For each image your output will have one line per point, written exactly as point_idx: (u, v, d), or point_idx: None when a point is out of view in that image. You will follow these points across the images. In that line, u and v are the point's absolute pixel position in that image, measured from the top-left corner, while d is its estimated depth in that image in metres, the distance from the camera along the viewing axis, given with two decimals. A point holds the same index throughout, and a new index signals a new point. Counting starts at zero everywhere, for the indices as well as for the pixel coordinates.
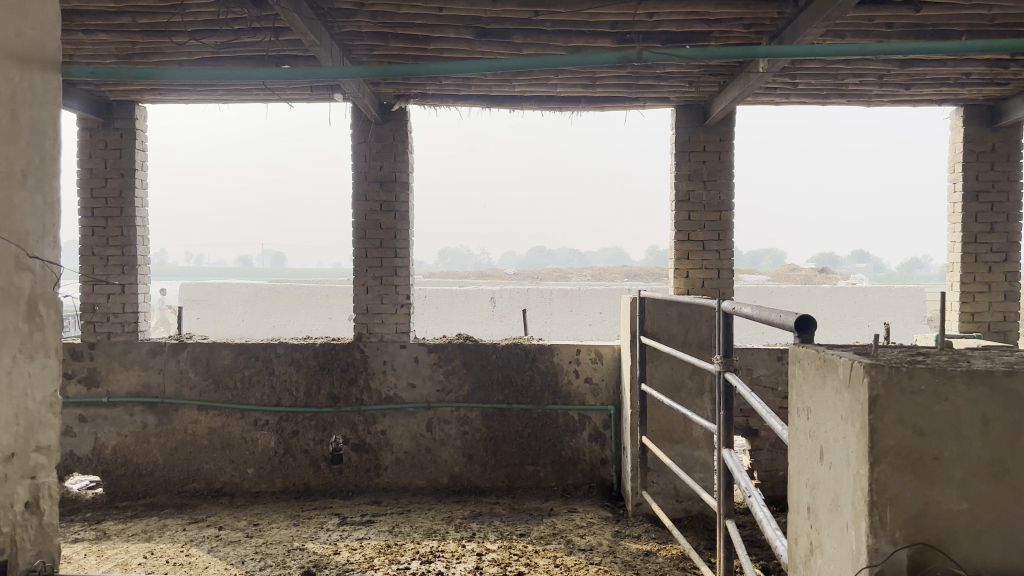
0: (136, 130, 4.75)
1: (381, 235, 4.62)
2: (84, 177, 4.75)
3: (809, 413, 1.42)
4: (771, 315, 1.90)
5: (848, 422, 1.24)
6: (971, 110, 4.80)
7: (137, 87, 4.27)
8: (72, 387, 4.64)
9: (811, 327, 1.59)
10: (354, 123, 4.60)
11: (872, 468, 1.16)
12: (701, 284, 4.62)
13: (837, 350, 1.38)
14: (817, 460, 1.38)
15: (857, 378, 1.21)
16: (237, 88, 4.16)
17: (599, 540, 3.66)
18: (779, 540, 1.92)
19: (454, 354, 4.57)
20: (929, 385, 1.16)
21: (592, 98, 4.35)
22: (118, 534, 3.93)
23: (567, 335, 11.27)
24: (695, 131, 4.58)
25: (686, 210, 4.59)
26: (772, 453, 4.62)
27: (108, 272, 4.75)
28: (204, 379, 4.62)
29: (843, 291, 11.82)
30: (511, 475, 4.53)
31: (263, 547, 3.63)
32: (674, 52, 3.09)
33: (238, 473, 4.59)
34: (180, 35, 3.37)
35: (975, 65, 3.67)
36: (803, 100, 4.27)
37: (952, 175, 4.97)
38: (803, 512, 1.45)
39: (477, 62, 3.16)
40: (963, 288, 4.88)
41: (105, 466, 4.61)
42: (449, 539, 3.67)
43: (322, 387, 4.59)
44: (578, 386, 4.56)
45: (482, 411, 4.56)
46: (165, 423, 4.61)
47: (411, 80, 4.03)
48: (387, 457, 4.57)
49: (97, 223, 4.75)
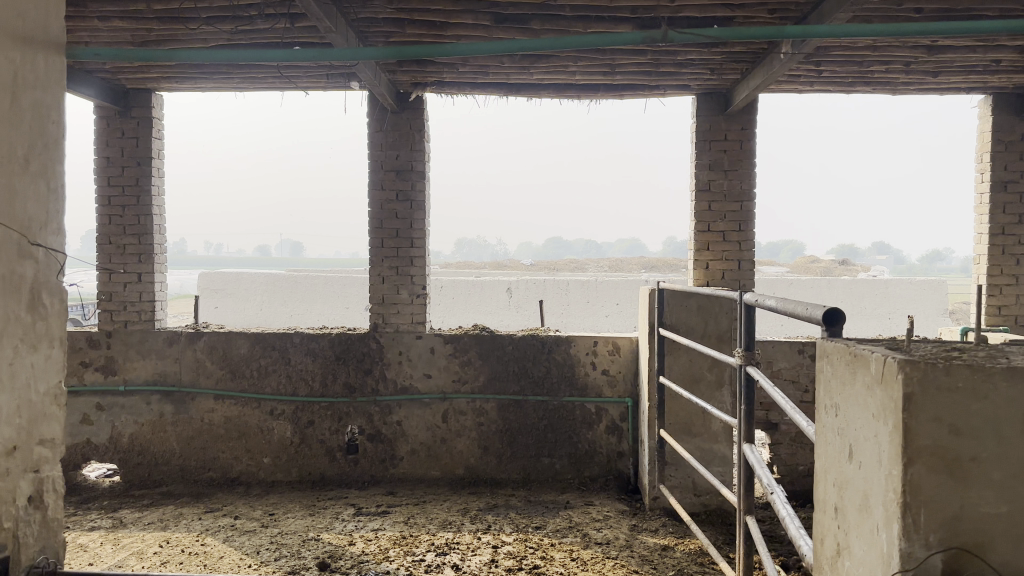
0: (153, 119, 4.75)
1: (397, 225, 4.58)
2: (101, 166, 4.75)
3: (837, 410, 1.37)
4: (796, 309, 1.83)
5: (880, 421, 1.19)
6: (1000, 98, 4.69)
7: (153, 75, 4.26)
8: (89, 375, 4.65)
9: (839, 321, 1.53)
10: (370, 111, 4.56)
11: (905, 469, 1.11)
12: (721, 275, 4.55)
13: (867, 345, 1.33)
14: (845, 459, 1.33)
15: (889, 375, 1.15)
16: (253, 76, 4.13)
17: (616, 534, 3.62)
18: (803, 540, 1.84)
19: (470, 345, 4.53)
20: (967, 382, 1.11)
21: (611, 86, 4.28)
22: (134, 523, 3.94)
23: (584, 327, 11.21)
24: (716, 121, 4.50)
25: (706, 200, 4.52)
26: (793, 448, 4.55)
27: (125, 261, 4.76)
28: (220, 368, 4.62)
29: (864, 283, 11.64)
30: (528, 467, 4.50)
31: (278, 537, 3.62)
32: (694, 34, 3.02)
33: (254, 462, 4.59)
34: (195, 22, 3.35)
35: (1005, 52, 3.58)
36: (827, 87, 4.18)
37: (980, 165, 4.86)
38: (830, 512, 1.40)
39: (494, 44, 3.10)
40: (990, 281, 4.77)
41: (122, 454, 4.63)
42: (464, 531, 3.64)
43: (338, 377, 4.58)
44: (595, 378, 4.51)
45: (498, 402, 4.52)
46: (182, 412, 4.62)
47: (428, 68, 3.98)
48: (402, 448, 4.55)
49: (114, 212, 4.75)
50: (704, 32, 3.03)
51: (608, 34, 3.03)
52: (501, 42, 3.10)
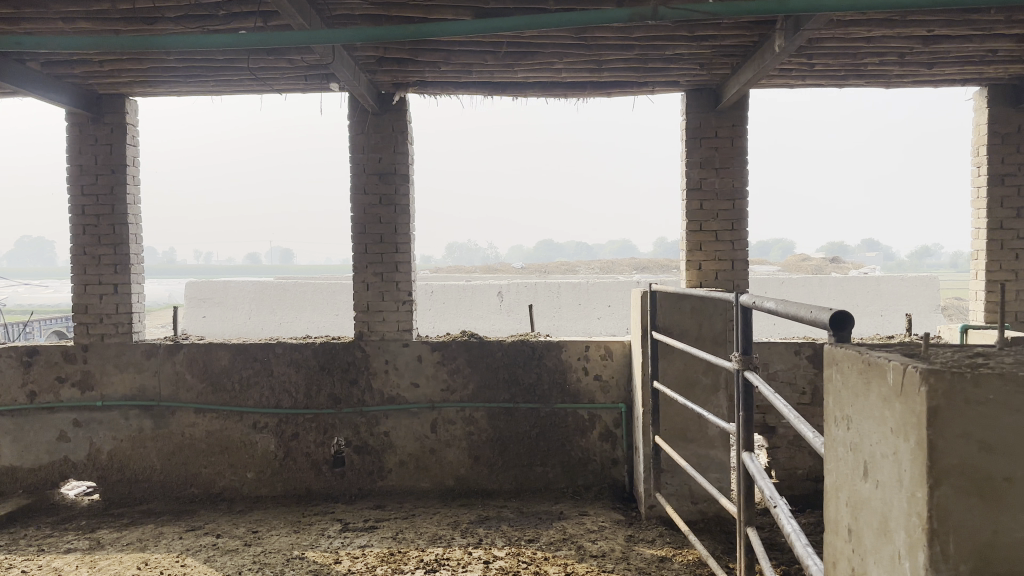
0: (127, 125, 4.61)
1: (381, 230, 4.45)
2: (74, 174, 4.60)
3: (849, 423, 1.26)
4: (797, 310, 1.70)
5: (899, 436, 1.07)
6: (995, 90, 4.60)
7: (125, 79, 4.13)
8: (65, 391, 4.51)
9: (847, 325, 1.42)
10: (351, 114, 4.44)
11: (932, 491, 1.00)
12: (714, 276, 4.44)
13: (881, 351, 1.21)
14: (860, 477, 1.21)
15: (910, 385, 1.04)
16: (229, 79, 4.01)
17: (612, 545, 3.50)
18: (811, 560, 1.71)
19: (458, 352, 4.41)
20: (999, 394, 0.99)
21: (598, 84, 4.17)
22: (112, 544, 3.79)
23: (576, 330, 11.07)
24: (706, 117, 4.40)
25: (698, 199, 4.42)
26: (791, 452, 4.45)
27: (100, 272, 4.61)
28: (201, 381, 4.48)
29: (856, 281, 11.54)
30: (519, 477, 4.39)
31: (261, 556, 3.48)
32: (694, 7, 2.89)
33: (238, 477, 4.46)
34: (164, 22, 3.25)
35: (1002, 40, 3.47)
36: (819, 81, 4.08)
37: (976, 158, 4.77)
38: (844, 534, 1.28)
39: (471, 28, 2.98)
40: (989, 276, 4.68)
41: (101, 471, 4.49)
42: (454, 546, 3.52)
43: (322, 388, 4.45)
44: (587, 383, 4.39)
45: (488, 410, 4.40)
46: (162, 427, 4.48)
47: (409, 67, 3.85)
48: (390, 459, 4.43)
49: (88, 222, 4.60)
50: (702, 7, 2.89)
51: (593, 12, 2.90)
52: (486, 22, 2.98)
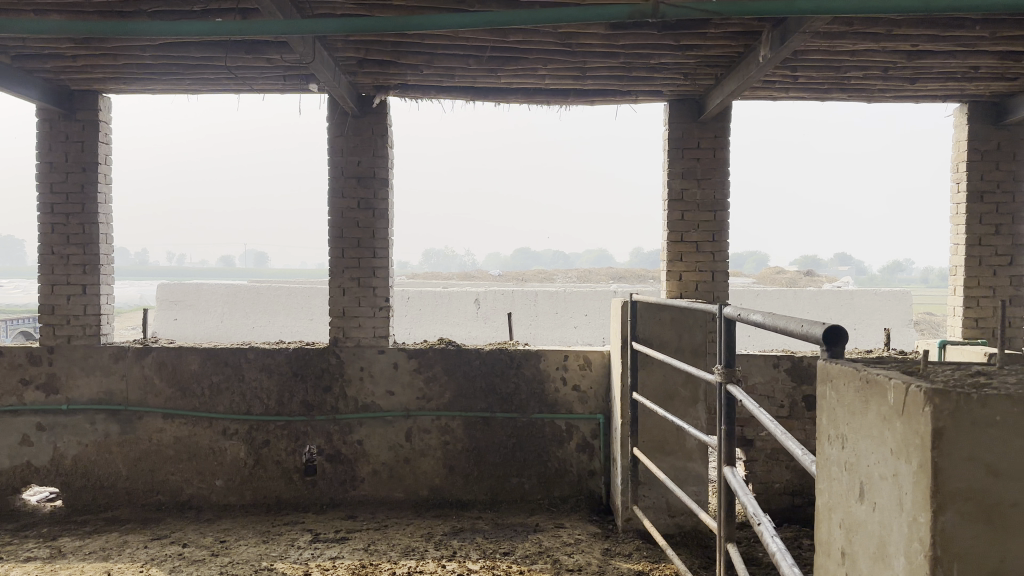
0: (100, 122, 4.49)
1: (359, 234, 4.38)
2: (43, 171, 4.47)
3: (844, 442, 1.21)
4: (787, 323, 1.66)
5: (900, 458, 1.03)
6: (976, 106, 4.63)
7: (99, 74, 4.03)
8: (29, 394, 4.37)
9: (841, 340, 1.37)
10: (330, 115, 4.37)
11: (936, 516, 0.96)
12: (695, 287, 4.42)
13: (879, 368, 1.17)
14: (855, 498, 1.17)
15: (914, 405, 1.00)
16: (206, 77, 3.93)
17: (588, 559, 3.44)
18: None
19: (435, 359, 4.34)
20: (1006, 416, 0.95)
21: (582, 91, 4.14)
22: (73, 553, 3.66)
23: (553, 338, 11.02)
24: (689, 128, 4.38)
25: (679, 209, 4.39)
26: (768, 465, 4.44)
27: (68, 272, 4.48)
28: (169, 386, 4.37)
29: (830, 294, 11.64)
30: (495, 488, 4.32)
31: (228, 567, 3.38)
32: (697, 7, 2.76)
33: (206, 485, 4.34)
34: (140, 15, 3.19)
35: (984, 57, 3.49)
36: (802, 94, 4.08)
37: (956, 175, 4.80)
38: (837, 557, 1.24)
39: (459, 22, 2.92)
40: (967, 292, 4.71)
41: (65, 477, 4.36)
42: (428, 558, 3.44)
43: (296, 395, 4.35)
44: (565, 394, 4.34)
45: (465, 419, 4.33)
46: (129, 432, 4.36)
47: (391, 69, 3.78)
48: (363, 468, 4.34)
49: (57, 220, 4.47)
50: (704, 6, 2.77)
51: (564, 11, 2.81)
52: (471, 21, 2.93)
